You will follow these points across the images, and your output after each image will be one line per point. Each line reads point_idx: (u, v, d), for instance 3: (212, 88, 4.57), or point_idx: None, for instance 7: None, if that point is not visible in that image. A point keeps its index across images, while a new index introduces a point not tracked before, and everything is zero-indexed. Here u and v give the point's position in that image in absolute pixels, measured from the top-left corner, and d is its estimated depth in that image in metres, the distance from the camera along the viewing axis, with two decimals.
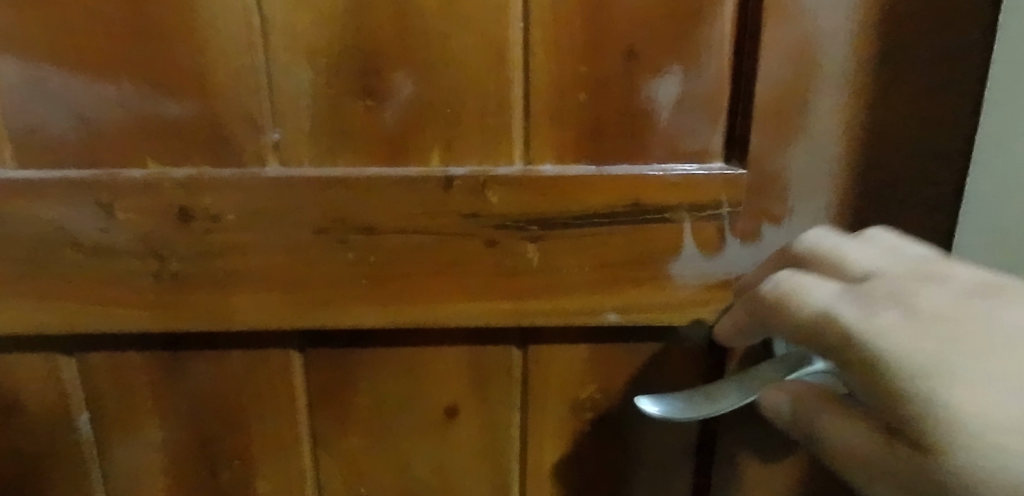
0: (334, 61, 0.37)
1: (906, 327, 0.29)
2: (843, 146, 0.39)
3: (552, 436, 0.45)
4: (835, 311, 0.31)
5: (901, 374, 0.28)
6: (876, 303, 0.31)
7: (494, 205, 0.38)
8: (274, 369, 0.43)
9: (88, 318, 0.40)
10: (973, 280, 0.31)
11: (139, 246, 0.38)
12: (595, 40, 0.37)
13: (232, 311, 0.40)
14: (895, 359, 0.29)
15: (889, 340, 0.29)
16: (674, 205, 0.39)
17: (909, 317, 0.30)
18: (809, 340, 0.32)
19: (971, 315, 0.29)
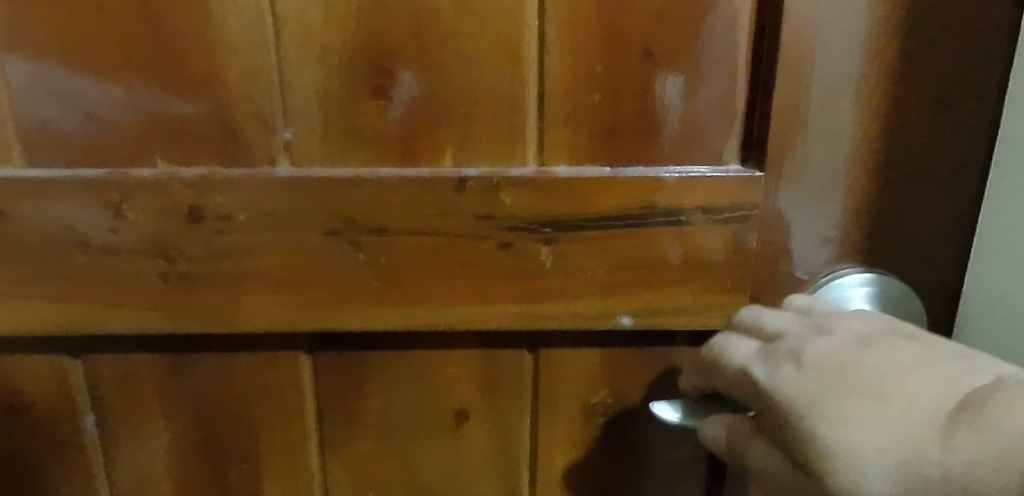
0: (346, 60, 0.36)
1: (797, 375, 0.31)
2: (862, 148, 0.38)
3: (562, 440, 0.45)
4: (750, 368, 0.34)
5: (795, 415, 0.30)
6: (779, 356, 0.33)
7: (506, 206, 0.38)
8: (282, 371, 0.43)
9: (96, 318, 0.39)
10: (881, 328, 0.32)
11: (148, 247, 0.38)
12: (611, 39, 0.36)
13: (241, 313, 0.39)
14: (789, 401, 0.31)
15: (785, 386, 0.31)
16: (690, 207, 0.38)
17: (801, 366, 0.31)
18: (738, 393, 0.35)
19: (855, 355, 0.30)
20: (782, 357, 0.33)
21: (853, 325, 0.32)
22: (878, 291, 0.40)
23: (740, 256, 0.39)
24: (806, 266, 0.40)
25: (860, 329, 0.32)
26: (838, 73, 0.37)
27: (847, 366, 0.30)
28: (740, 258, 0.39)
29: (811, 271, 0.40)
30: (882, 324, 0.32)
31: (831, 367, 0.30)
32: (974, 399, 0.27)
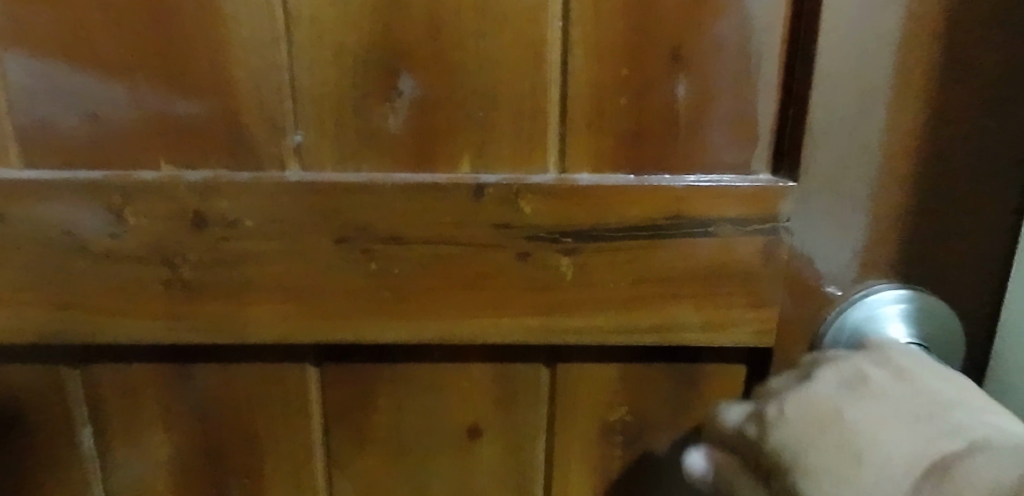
0: (361, 61, 0.35)
1: (781, 426, 0.33)
2: (899, 158, 0.36)
3: (578, 459, 0.43)
4: (746, 418, 0.35)
5: (780, 464, 0.32)
6: (768, 407, 0.34)
7: (526, 215, 0.36)
8: (288, 384, 0.41)
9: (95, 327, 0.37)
10: (863, 375, 0.33)
11: (151, 253, 0.36)
12: (638, 41, 0.35)
13: (246, 323, 0.38)
14: (775, 449, 0.32)
15: (773, 435, 0.33)
16: (718, 217, 0.36)
17: (785, 413, 0.33)
18: (730, 441, 0.36)
19: (835, 409, 0.32)
20: (770, 406, 0.34)
21: (837, 373, 0.34)
22: (911, 310, 0.38)
23: (771, 270, 0.37)
24: (838, 281, 0.38)
25: (844, 376, 0.33)
26: (875, 78, 0.35)
27: (826, 419, 0.31)
28: (769, 272, 0.37)
29: (844, 286, 0.39)
30: (866, 368, 0.33)
31: (811, 419, 0.32)
32: (942, 461, 0.28)
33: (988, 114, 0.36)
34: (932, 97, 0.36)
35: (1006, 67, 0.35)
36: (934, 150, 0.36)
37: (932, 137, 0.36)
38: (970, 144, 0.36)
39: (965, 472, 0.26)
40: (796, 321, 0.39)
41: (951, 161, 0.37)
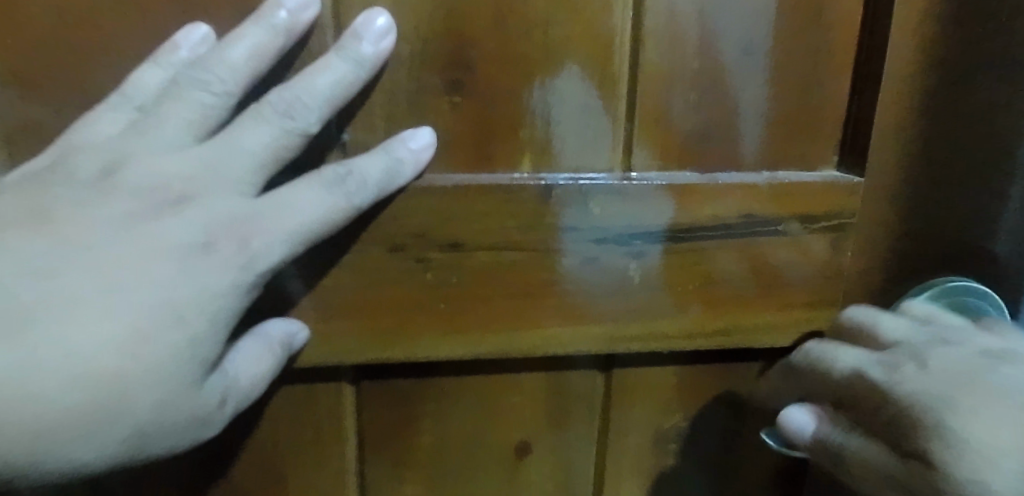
0: (418, 51, 0.32)
1: (929, 376, 0.30)
2: (973, 153, 0.36)
3: (632, 469, 0.41)
4: (861, 368, 0.32)
5: (925, 416, 0.29)
6: (900, 360, 0.32)
7: (595, 216, 0.34)
8: (278, 358, 0.32)
9: (167, 97, 0.29)
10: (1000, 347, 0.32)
11: (274, 102, 0.30)
12: (711, 34, 0.33)
13: (361, 210, 0.31)
14: (930, 401, 0.29)
15: (912, 384, 0.30)
16: (789, 217, 0.36)
17: (925, 367, 0.31)
18: (848, 387, 0.33)
19: (986, 368, 0.30)
20: (902, 359, 0.32)
21: (973, 341, 0.32)
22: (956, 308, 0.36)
23: (835, 266, 0.37)
24: (894, 277, 0.38)
25: (986, 347, 0.31)
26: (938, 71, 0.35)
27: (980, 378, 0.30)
28: (832, 270, 0.37)
29: (900, 282, 0.38)
30: (996, 337, 0.32)
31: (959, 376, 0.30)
32: None
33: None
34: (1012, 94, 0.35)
35: None
36: None
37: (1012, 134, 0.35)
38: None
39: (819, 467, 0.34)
40: None
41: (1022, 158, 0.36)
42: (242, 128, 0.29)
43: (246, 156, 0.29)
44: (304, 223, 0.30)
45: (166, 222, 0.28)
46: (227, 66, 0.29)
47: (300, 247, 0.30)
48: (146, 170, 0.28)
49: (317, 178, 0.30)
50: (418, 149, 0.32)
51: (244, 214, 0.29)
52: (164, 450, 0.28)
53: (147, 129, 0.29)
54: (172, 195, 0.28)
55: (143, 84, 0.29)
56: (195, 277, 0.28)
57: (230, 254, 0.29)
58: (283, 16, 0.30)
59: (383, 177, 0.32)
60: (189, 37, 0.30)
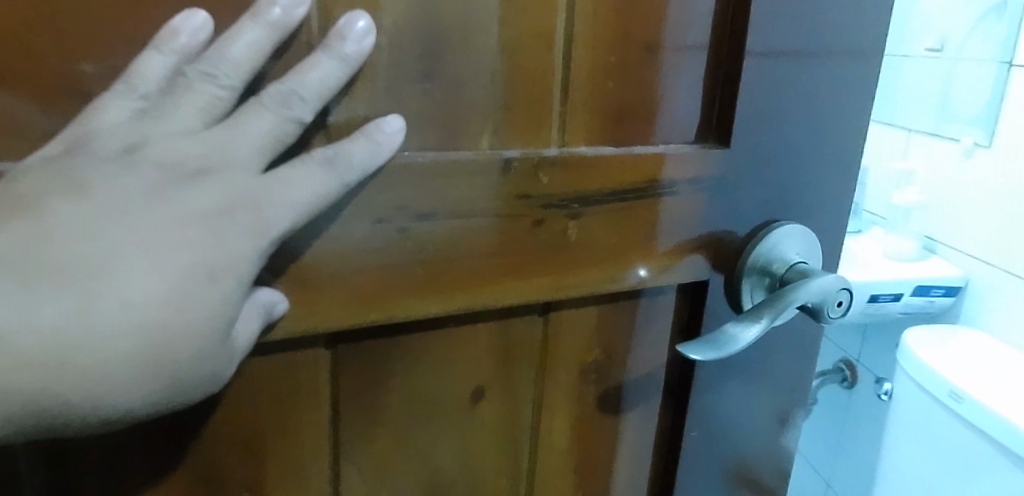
0: (395, 42, 0.36)
1: None
2: (791, 126, 0.49)
3: (562, 400, 0.49)
4: None
5: None
6: None
7: (544, 185, 0.41)
8: (263, 321, 0.35)
9: (178, 87, 0.32)
10: None
11: (273, 94, 0.33)
12: (622, 35, 0.41)
13: (351, 187, 0.36)
14: None
15: None
16: (679, 180, 0.46)
17: None
18: None
19: None
20: None
21: None
22: (778, 242, 0.50)
23: (706, 215, 0.48)
24: (746, 223, 0.50)
25: None
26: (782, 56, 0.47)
27: None
28: (703, 220, 0.48)
29: (753, 228, 0.50)
30: None
31: None
32: None
33: (853, 85, 0.50)
34: (822, 73, 0.48)
35: (855, 56, 0.49)
36: (807, 124, 0.49)
37: (826, 97, 0.49)
38: (844, 107, 0.50)
39: (717, 337, 0.46)
40: (721, 256, 0.50)
41: (831, 122, 0.50)
42: (248, 117, 0.33)
43: (257, 141, 0.33)
44: (306, 200, 0.34)
45: (191, 191, 0.32)
46: (230, 60, 0.32)
47: (302, 219, 0.35)
48: (168, 149, 0.32)
49: (311, 160, 0.34)
50: (391, 132, 0.36)
51: (257, 190, 0.33)
52: (195, 395, 0.34)
53: (162, 114, 0.32)
54: (193, 169, 0.32)
55: (146, 71, 0.31)
56: (220, 242, 0.32)
57: (248, 223, 0.33)
58: (277, 10, 0.33)
59: (370, 156, 0.35)
60: (188, 24, 0.32)
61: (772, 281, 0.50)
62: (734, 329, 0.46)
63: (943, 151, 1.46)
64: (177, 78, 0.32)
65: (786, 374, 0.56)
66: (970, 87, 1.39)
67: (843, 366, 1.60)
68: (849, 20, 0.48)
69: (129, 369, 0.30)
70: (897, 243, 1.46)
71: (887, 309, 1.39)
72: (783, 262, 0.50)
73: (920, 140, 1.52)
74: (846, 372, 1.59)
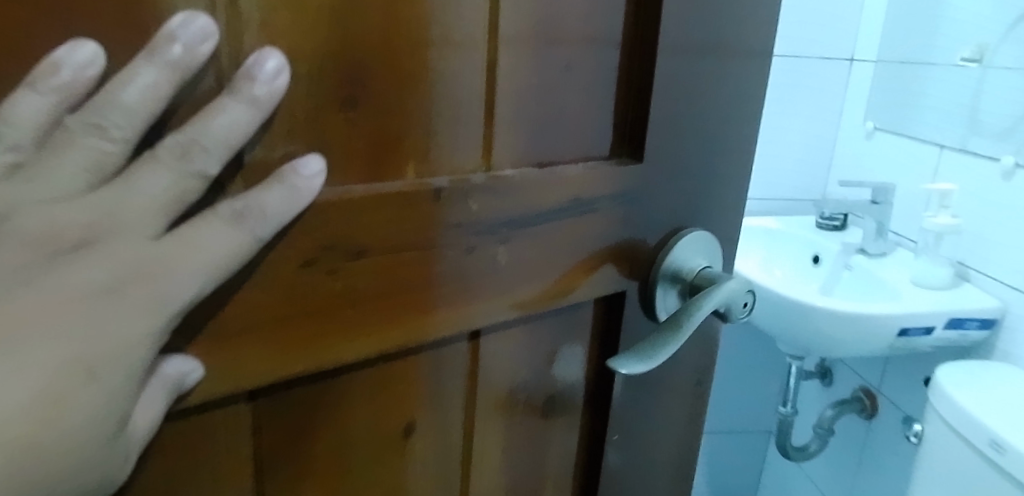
0: (316, 69, 0.32)
1: None
2: (692, 139, 0.51)
3: (492, 424, 0.48)
4: None
5: None
6: None
7: (474, 212, 0.40)
8: (170, 397, 0.31)
9: (59, 143, 0.28)
10: None
11: (171, 146, 0.29)
12: (542, 54, 0.41)
13: (266, 239, 0.32)
14: None
15: None
16: (598, 196, 0.46)
17: None
18: None
19: None
20: None
21: None
22: (686, 251, 0.53)
23: (623, 229, 0.49)
24: (657, 233, 0.52)
25: None
26: (684, 73, 0.48)
27: None
28: (621, 234, 0.49)
29: (664, 238, 0.52)
30: None
31: None
32: None
33: (739, 97, 0.53)
34: (715, 88, 0.51)
35: (740, 71, 0.52)
36: (705, 136, 0.52)
37: (718, 109, 0.52)
38: (732, 119, 0.53)
39: (634, 353, 0.48)
40: (637, 267, 0.52)
41: (722, 133, 0.53)
42: (142, 176, 0.29)
43: (151, 201, 0.29)
44: (217, 261, 0.31)
45: (69, 273, 0.28)
46: (121, 109, 0.27)
47: (216, 280, 0.31)
48: (45, 218, 0.27)
49: (217, 216, 0.31)
50: (311, 176, 0.33)
51: (158, 259, 0.29)
52: None
53: (37, 171, 0.27)
54: (71, 241, 0.28)
55: (17, 118, 0.26)
56: (106, 324, 0.28)
57: (141, 299, 0.29)
58: (178, 49, 0.28)
59: (289, 205, 0.32)
60: (73, 58, 0.26)
61: (682, 287, 0.53)
62: (650, 346, 0.47)
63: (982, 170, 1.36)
64: (56, 129, 0.27)
65: (689, 369, 0.59)
66: (1005, 86, 1.33)
67: (863, 396, 1.61)
68: (735, 38, 0.51)
69: (24, 475, 0.26)
70: (926, 272, 1.39)
71: (916, 342, 1.32)
72: (691, 269, 0.53)
73: (956, 157, 1.42)
74: (864, 400, 1.61)
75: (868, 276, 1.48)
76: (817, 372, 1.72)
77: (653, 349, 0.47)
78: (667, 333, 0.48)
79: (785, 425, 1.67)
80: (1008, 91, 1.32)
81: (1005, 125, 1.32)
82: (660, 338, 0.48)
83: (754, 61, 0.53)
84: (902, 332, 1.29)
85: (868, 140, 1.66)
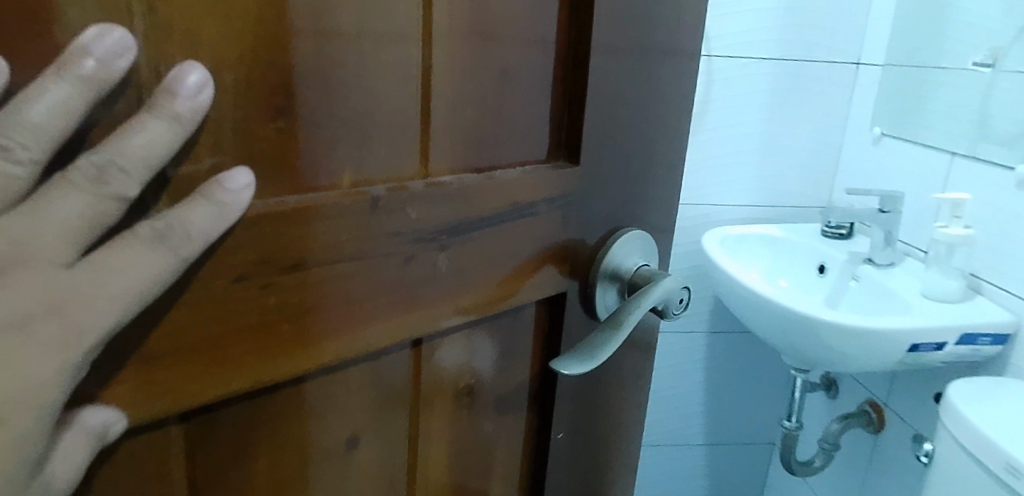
0: (244, 79, 0.31)
1: None
2: (626, 140, 0.52)
3: (438, 430, 0.48)
4: None
5: None
6: None
7: (413, 220, 0.39)
8: (93, 450, 0.30)
9: None
10: None
11: (85, 168, 0.28)
12: (478, 60, 0.41)
13: (191, 259, 0.31)
14: None
15: None
16: (537, 199, 0.47)
17: None
18: None
19: None
20: None
21: None
22: (627, 249, 0.54)
23: (562, 231, 0.50)
24: (595, 234, 0.53)
25: None
26: (617, 77, 0.49)
27: None
28: (560, 236, 0.50)
29: (602, 239, 0.53)
30: None
31: None
32: None
33: (670, 100, 0.55)
34: (647, 90, 0.52)
35: (670, 75, 0.54)
36: (638, 138, 0.53)
37: (650, 111, 0.53)
38: (664, 121, 0.55)
39: (576, 352, 0.48)
40: (576, 268, 0.52)
41: (655, 134, 0.55)
42: (55, 201, 0.27)
43: (66, 225, 0.28)
44: (141, 283, 0.29)
45: None
46: (30, 128, 0.26)
47: (142, 302, 0.30)
48: None
49: (137, 237, 0.29)
50: (239, 190, 0.32)
51: (75, 284, 0.28)
52: None
53: None
54: None
55: None
56: (18, 355, 0.27)
57: (56, 328, 0.28)
58: (91, 64, 0.26)
59: (217, 221, 0.31)
60: None
61: (622, 284, 0.55)
62: (591, 345, 0.48)
63: (996, 178, 1.21)
64: None
65: (628, 364, 0.61)
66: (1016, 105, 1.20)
67: (872, 408, 1.48)
68: (664, 42, 0.52)
69: None
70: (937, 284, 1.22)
71: (925, 358, 1.15)
72: (631, 268, 0.55)
73: (965, 164, 1.28)
74: (870, 413, 1.48)
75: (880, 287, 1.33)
76: (822, 383, 1.62)
77: (595, 349, 0.48)
78: (609, 332, 0.48)
79: (787, 438, 1.56)
80: (1010, 94, 1.21)
81: (1015, 129, 1.18)
82: (602, 337, 0.48)
83: (684, 65, 0.55)
84: (913, 347, 1.13)
85: (873, 146, 1.55)
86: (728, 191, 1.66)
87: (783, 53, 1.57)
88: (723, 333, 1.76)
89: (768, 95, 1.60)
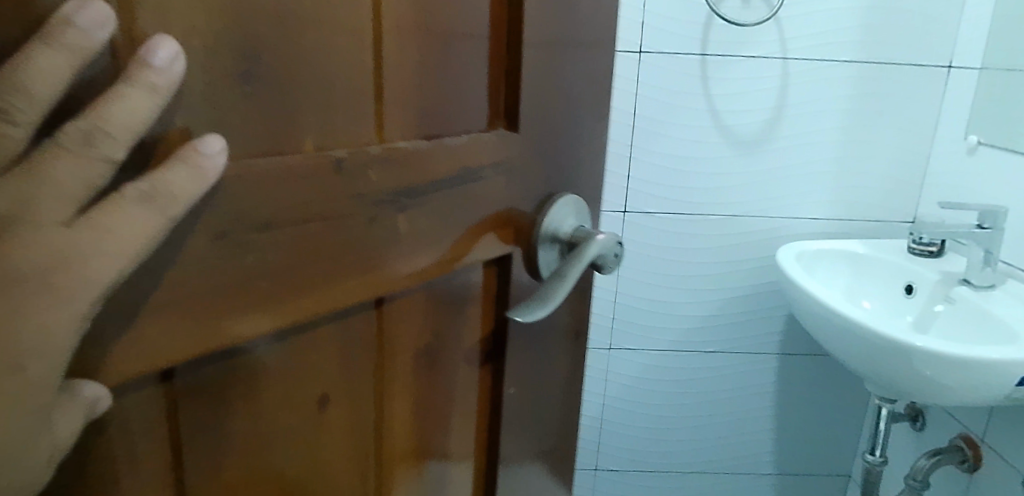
0: (212, 47, 0.34)
1: None
2: (556, 111, 0.57)
3: (401, 386, 0.51)
4: None
5: None
6: None
7: (374, 182, 0.43)
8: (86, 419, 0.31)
9: None
10: None
11: (73, 133, 0.29)
12: (421, 34, 0.44)
13: (176, 219, 0.33)
14: None
15: None
16: (481, 165, 0.51)
17: None
18: None
19: None
20: None
21: None
22: (560, 212, 0.59)
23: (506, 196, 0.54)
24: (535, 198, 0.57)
25: None
26: (544, 53, 0.54)
27: None
28: (505, 201, 0.54)
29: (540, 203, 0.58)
30: None
31: None
32: None
33: (593, 75, 0.60)
34: (572, 65, 0.57)
35: (591, 51, 0.59)
36: (567, 110, 0.58)
37: (576, 85, 0.58)
38: (588, 94, 0.60)
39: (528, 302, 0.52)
40: (520, 230, 0.57)
41: (582, 106, 0.60)
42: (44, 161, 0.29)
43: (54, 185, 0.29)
44: (130, 238, 0.31)
45: None
46: (22, 92, 0.28)
47: (132, 257, 0.32)
48: None
49: (124, 198, 0.31)
50: (214, 154, 0.34)
51: (65, 240, 0.30)
52: None
53: None
54: None
55: None
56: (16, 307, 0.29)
57: (50, 282, 0.29)
58: (74, 34, 0.28)
59: (195, 183, 0.33)
60: None
61: (558, 244, 0.60)
62: (542, 295, 0.52)
63: None
64: None
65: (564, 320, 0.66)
66: None
67: (964, 445, 1.47)
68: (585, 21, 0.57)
69: None
70: None
71: None
72: (565, 228, 0.60)
73: None
74: (966, 450, 1.46)
75: (970, 310, 1.30)
76: (909, 413, 1.63)
77: (546, 299, 0.52)
78: (555, 283, 0.53)
79: (871, 475, 1.56)
80: None
81: None
82: (551, 288, 0.53)
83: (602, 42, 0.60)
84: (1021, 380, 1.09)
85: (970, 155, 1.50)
86: (799, 203, 1.66)
87: (853, 60, 1.57)
88: (791, 355, 1.77)
89: (837, 110, 1.60)
